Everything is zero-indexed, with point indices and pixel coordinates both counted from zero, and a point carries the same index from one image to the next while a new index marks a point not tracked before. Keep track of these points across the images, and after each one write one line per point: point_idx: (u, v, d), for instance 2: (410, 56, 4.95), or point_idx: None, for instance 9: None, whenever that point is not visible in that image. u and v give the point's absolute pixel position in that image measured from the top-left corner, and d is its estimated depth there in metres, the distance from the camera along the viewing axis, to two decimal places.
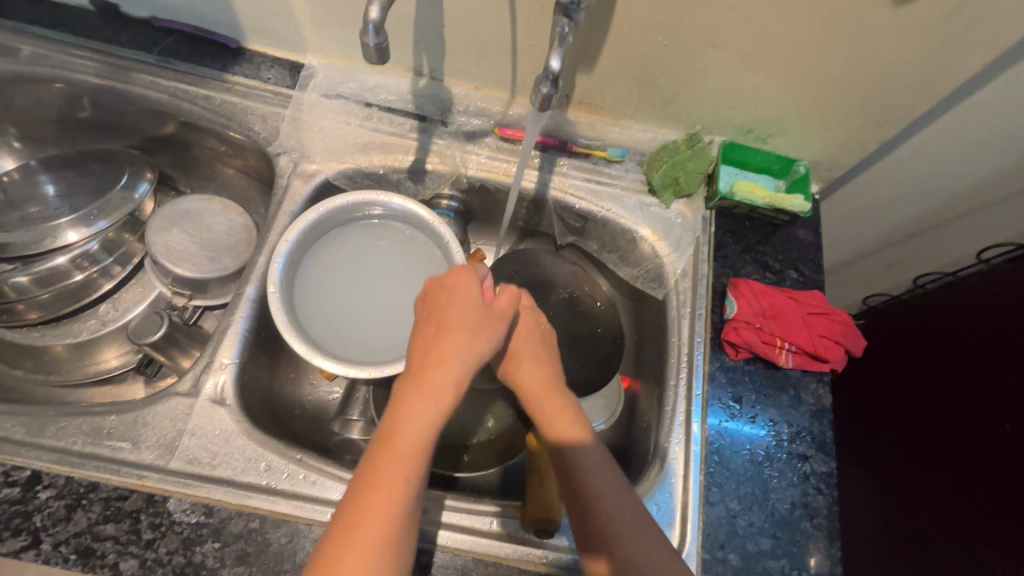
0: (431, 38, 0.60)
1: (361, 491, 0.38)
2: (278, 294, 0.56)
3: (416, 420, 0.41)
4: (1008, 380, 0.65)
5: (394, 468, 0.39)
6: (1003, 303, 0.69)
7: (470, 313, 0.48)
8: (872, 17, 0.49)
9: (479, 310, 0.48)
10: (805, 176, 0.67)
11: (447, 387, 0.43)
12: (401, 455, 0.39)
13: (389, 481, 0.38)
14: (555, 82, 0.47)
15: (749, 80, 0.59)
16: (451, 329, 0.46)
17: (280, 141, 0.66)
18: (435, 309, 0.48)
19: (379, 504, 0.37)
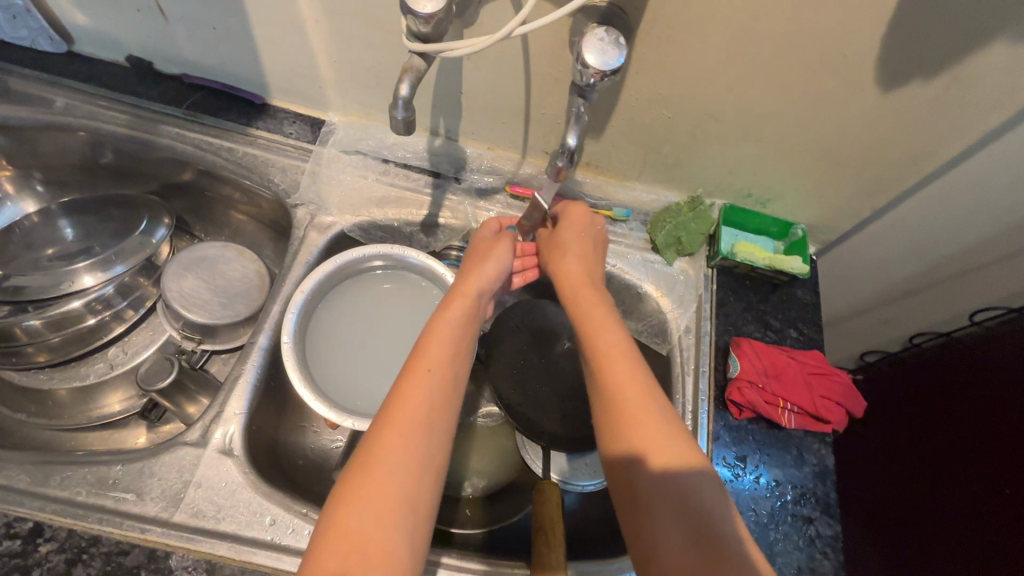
0: (449, 102, 0.64)
1: (402, 376, 0.45)
2: (291, 344, 0.57)
3: (440, 319, 0.50)
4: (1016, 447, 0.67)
5: (422, 357, 0.46)
6: (1011, 374, 0.72)
7: (491, 250, 0.58)
8: (860, 100, 0.53)
9: (488, 248, 0.58)
10: (803, 239, 0.70)
11: (470, 293, 0.53)
12: (429, 348, 0.47)
13: (419, 366, 0.46)
14: (571, 157, 0.50)
15: (748, 149, 0.62)
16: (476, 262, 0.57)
17: (299, 194, 0.69)
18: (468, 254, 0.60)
19: (413, 381, 0.45)
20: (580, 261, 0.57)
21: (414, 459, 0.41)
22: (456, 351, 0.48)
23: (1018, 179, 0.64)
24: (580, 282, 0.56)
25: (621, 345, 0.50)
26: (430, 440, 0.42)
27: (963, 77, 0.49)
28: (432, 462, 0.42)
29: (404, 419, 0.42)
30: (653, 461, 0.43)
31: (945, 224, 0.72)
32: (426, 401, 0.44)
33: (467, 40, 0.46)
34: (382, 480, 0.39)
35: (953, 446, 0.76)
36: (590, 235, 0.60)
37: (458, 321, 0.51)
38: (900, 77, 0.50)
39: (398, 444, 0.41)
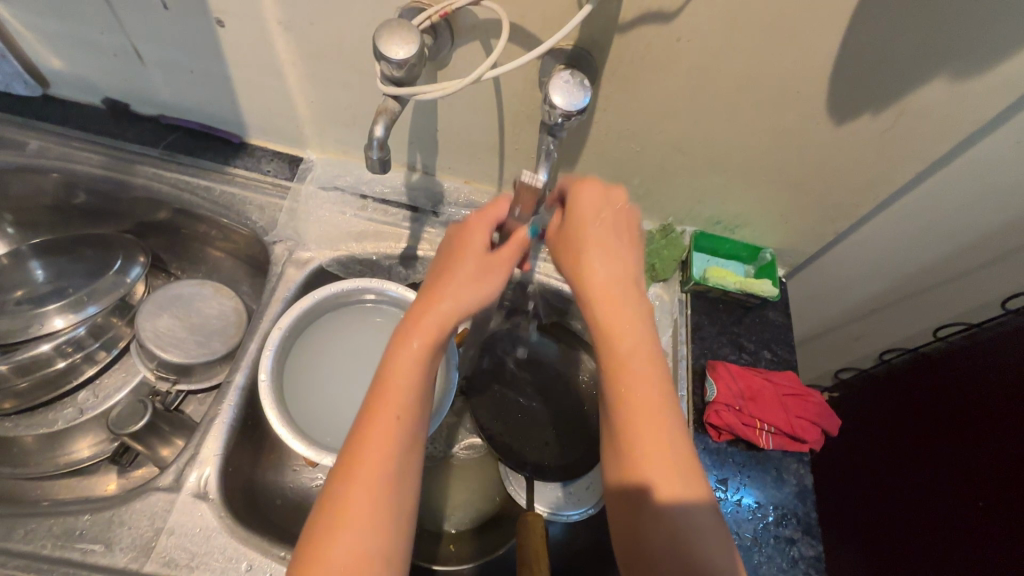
0: (425, 138, 0.65)
1: (365, 424, 0.42)
2: (268, 382, 0.57)
3: (406, 354, 0.45)
4: (992, 464, 0.68)
5: (387, 401, 0.43)
6: (979, 389, 0.72)
7: (475, 258, 0.49)
8: (817, 133, 0.56)
9: (471, 260, 0.48)
10: (772, 263, 0.72)
11: (444, 320, 0.46)
12: (395, 386, 0.44)
13: (385, 414, 0.42)
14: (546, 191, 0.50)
15: (715, 179, 0.65)
16: (454, 265, 0.48)
17: (277, 230, 0.69)
18: (445, 258, 0.50)
19: (375, 436, 0.42)
20: (600, 261, 0.48)
21: (385, 521, 0.40)
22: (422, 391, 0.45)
23: (966, 202, 0.68)
24: (598, 287, 0.47)
25: (631, 373, 0.45)
26: (399, 490, 0.41)
27: (909, 111, 0.52)
28: (400, 512, 0.41)
29: (369, 478, 0.40)
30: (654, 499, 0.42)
31: (902, 244, 0.76)
32: (389, 453, 0.41)
33: (439, 84, 0.48)
34: (349, 551, 0.38)
35: (927, 462, 0.77)
36: (608, 218, 0.49)
37: (425, 354, 0.45)
38: (852, 112, 0.53)
39: (365, 510, 0.39)
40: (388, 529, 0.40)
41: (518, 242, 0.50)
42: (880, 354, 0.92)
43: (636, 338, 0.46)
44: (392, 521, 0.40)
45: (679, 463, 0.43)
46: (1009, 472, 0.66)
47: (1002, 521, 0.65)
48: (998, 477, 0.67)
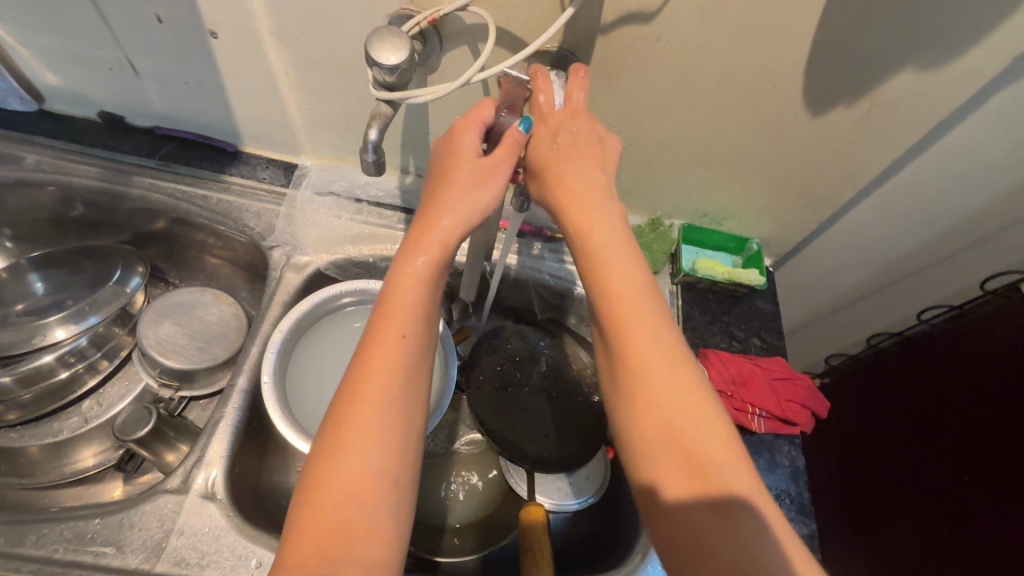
0: (417, 141, 0.67)
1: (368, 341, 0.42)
2: (271, 383, 0.59)
3: (406, 274, 0.44)
4: (968, 442, 0.72)
5: (389, 323, 0.42)
6: (955, 372, 0.76)
7: (467, 165, 0.46)
8: (796, 124, 0.58)
9: (464, 169, 0.46)
10: (758, 253, 0.75)
11: (440, 239, 0.45)
12: (395, 306, 0.43)
13: (387, 334, 0.42)
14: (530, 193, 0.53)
15: (700, 173, 0.67)
16: (449, 174, 0.46)
17: (274, 236, 0.70)
18: (438, 169, 0.48)
19: (377, 356, 0.41)
20: (583, 176, 0.46)
21: (390, 439, 0.39)
22: (424, 309, 0.44)
23: (944, 187, 0.70)
24: (586, 206, 0.46)
25: (621, 287, 0.44)
26: (404, 410, 0.41)
27: (880, 102, 0.54)
28: (404, 431, 0.40)
29: (372, 398, 0.40)
30: (655, 409, 0.41)
31: (884, 230, 0.78)
32: (392, 373, 0.41)
33: (429, 87, 0.49)
34: (354, 467, 0.38)
35: (921, 443, 0.80)
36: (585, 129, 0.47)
37: (425, 273, 0.44)
38: (827, 104, 0.55)
39: (369, 426, 0.39)
40: (392, 446, 0.39)
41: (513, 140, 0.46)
42: (868, 340, 0.93)
43: (625, 246, 0.45)
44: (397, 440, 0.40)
45: (682, 373, 0.42)
46: (1000, 449, 0.68)
47: (993, 496, 0.68)
48: (989, 454, 0.69)
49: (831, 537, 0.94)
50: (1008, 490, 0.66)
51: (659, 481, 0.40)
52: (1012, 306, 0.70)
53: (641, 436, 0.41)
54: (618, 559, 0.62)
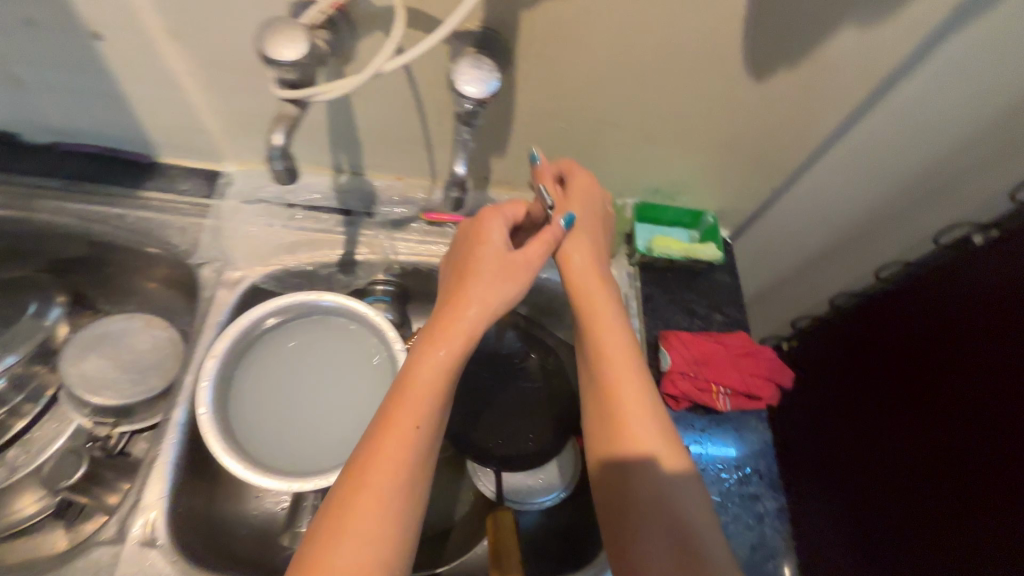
0: (346, 136, 0.62)
1: (387, 406, 0.45)
2: (209, 414, 0.55)
3: (427, 361, 0.47)
4: (930, 410, 0.75)
5: (406, 407, 0.44)
6: (918, 340, 0.78)
7: (496, 262, 0.51)
8: (737, 92, 0.56)
9: (496, 267, 0.51)
10: (714, 227, 0.73)
11: (464, 331, 0.48)
12: (415, 390, 0.45)
13: (402, 421, 0.44)
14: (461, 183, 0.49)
15: (646, 149, 0.64)
16: (475, 267, 0.51)
17: (201, 252, 0.65)
18: (462, 262, 0.53)
19: (391, 443, 0.43)
20: (588, 261, 0.55)
21: (389, 526, 0.40)
22: (440, 394, 0.46)
23: (896, 143, 0.69)
24: (589, 288, 0.54)
25: (607, 338, 0.52)
26: (411, 494, 0.42)
27: (822, 63, 0.52)
28: (404, 512, 0.41)
29: (380, 484, 0.41)
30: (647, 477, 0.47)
31: (838, 189, 0.77)
32: (404, 461, 0.42)
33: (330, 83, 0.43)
34: (354, 555, 0.38)
35: (884, 414, 0.83)
36: (590, 219, 0.57)
37: (445, 364, 0.47)
38: (769, 68, 0.53)
39: (376, 495, 0.41)
40: (394, 530, 0.40)
41: (541, 236, 0.53)
42: (831, 300, 0.93)
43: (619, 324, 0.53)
44: (398, 526, 0.41)
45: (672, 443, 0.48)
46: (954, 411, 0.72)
47: (954, 457, 0.71)
48: (945, 417, 0.73)
49: (809, 509, 0.96)
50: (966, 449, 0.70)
51: (633, 493, 0.46)
52: (955, 270, 0.72)
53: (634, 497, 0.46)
54: (590, 552, 0.63)
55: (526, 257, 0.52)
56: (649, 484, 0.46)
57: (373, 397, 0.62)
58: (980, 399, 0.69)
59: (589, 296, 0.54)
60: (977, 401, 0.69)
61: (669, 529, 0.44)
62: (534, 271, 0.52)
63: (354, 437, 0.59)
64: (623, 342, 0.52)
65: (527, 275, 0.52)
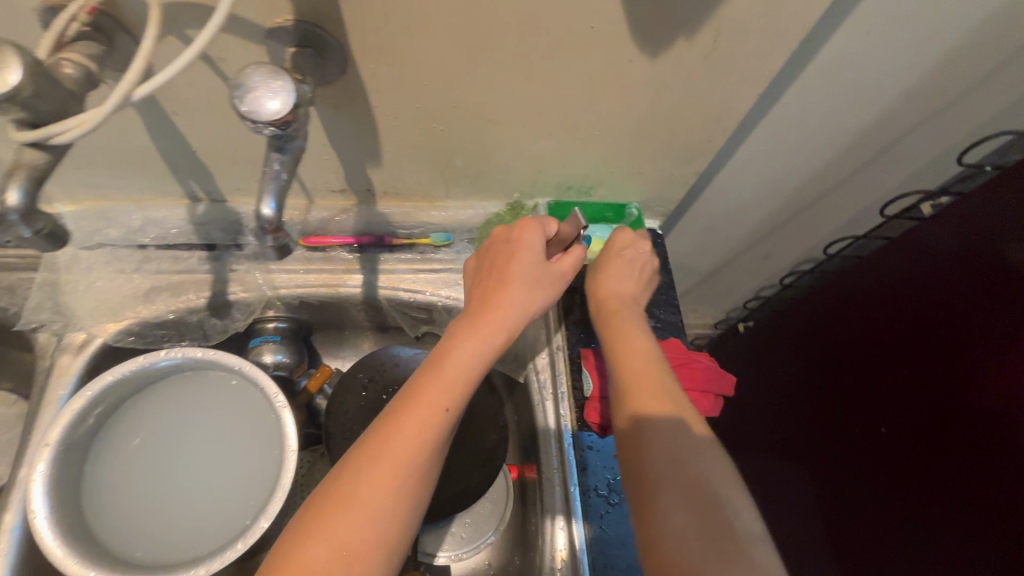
0: (187, 161, 0.52)
1: (406, 396, 0.41)
2: (45, 517, 0.46)
3: (459, 343, 0.43)
4: (904, 393, 0.69)
5: (436, 384, 0.41)
6: (893, 312, 0.71)
7: (535, 265, 0.48)
8: (633, 72, 0.47)
9: (536, 268, 0.48)
10: (639, 220, 0.66)
11: (503, 329, 0.45)
12: (448, 369, 0.42)
13: (433, 398, 0.40)
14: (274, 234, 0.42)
15: (544, 144, 0.56)
16: (516, 262, 0.48)
17: (31, 314, 0.55)
18: (500, 252, 0.50)
19: (415, 419, 0.39)
20: (619, 280, 0.58)
21: (398, 506, 0.37)
22: (471, 382, 0.43)
23: (831, 107, 0.61)
24: (605, 298, 0.57)
25: (623, 331, 0.53)
26: (425, 479, 0.39)
27: (726, 27, 0.43)
28: (415, 488, 0.38)
29: (398, 458, 0.38)
30: (658, 441, 0.44)
31: (775, 160, 0.69)
32: (425, 443, 0.39)
33: (79, 115, 0.33)
34: (358, 523, 0.36)
35: (851, 392, 0.78)
36: (634, 259, 0.60)
37: (479, 356, 0.43)
38: (663, 39, 0.44)
39: (393, 473, 0.37)
40: (402, 508, 0.37)
41: (575, 253, 0.51)
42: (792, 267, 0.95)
43: (636, 323, 0.54)
44: (407, 508, 0.38)
45: (692, 419, 0.46)
46: (935, 394, 0.64)
47: (936, 442, 0.64)
48: (922, 395, 0.66)
49: (793, 491, 0.91)
50: (950, 432, 0.62)
51: (655, 443, 0.44)
52: (921, 230, 0.67)
53: (652, 462, 0.43)
54: None
55: (562, 268, 0.50)
56: (666, 450, 0.43)
57: (261, 462, 0.53)
58: (955, 376, 0.62)
59: (601, 306, 0.57)
60: (957, 380, 0.61)
61: (682, 473, 0.42)
62: (565, 286, 0.51)
63: (238, 515, 0.51)
64: (643, 342, 0.52)
65: (556, 291, 0.50)
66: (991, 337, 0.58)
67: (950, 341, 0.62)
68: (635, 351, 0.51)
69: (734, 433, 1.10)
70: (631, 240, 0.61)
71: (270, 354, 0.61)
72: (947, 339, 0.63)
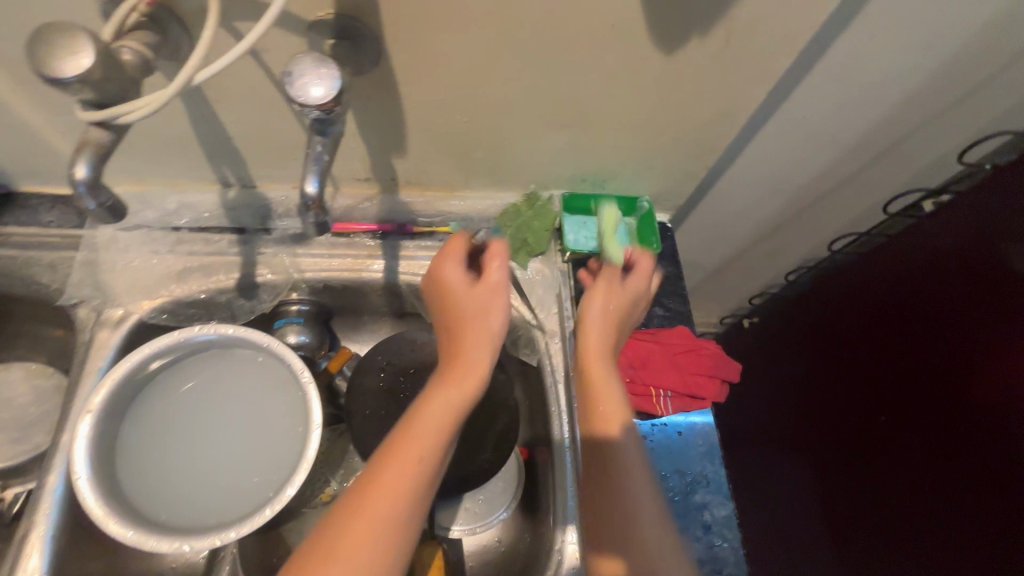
0: (224, 148, 0.55)
1: (381, 457, 0.41)
2: (86, 479, 0.48)
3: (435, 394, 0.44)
4: (901, 382, 0.71)
5: (413, 435, 0.42)
6: (891, 304, 0.73)
7: (476, 301, 0.50)
8: (649, 69, 0.49)
9: (478, 305, 0.49)
10: (650, 213, 0.68)
11: (471, 373, 0.46)
12: (423, 420, 0.43)
13: (410, 449, 0.41)
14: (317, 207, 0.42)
15: (561, 137, 0.58)
16: (464, 305, 0.50)
17: (73, 290, 0.58)
18: (451, 293, 0.51)
19: (393, 470, 0.40)
20: (604, 314, 0.57)
21: (381, 555, 0.37)
22: (451, 431, 0.43)
23: (837, 107, 0.63)
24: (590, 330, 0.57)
25: (594, 373, 0.54)
26: (409, 528, 0.39)
27: (738, 27, 0.46)
28: (398, 538, 0.38)
29: (379, 511, 0.38)
30: (616, 505, 0.45)
31: (783, 158, 0.72)
32: (405, 491, 0.39)
33: (143, 98, 0.36)
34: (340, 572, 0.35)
35: (851, 382, 0.80)
36: (623, 295, 0.58)
37: (452, 404, 0.44)
38: (678, 38, 0.46)
39: (375, 523, 0.38)
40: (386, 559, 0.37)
41: (497, 269, 0.51)
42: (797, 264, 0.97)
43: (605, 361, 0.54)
44: (393, 556, 0.38)
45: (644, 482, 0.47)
46: (931, 383, 0.67)
47: (933, 429, 0.66)
48: (921, 386, 0.68)
49: (793, 480, 0.93)
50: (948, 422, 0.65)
51: (619, 505, 0.45)
52: (922, 225, 0.69)
53: (612, 529, 0.45)
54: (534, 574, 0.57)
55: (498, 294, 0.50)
56: (625, 516, 0.45)
57: (285, 433, 0.55)
58: (955, 368, 0.64)
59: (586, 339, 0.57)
60: (952, 370, 0.64)
61: (643, 545, 0.43)
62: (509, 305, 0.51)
63: (263, 481, 0.53)
64: (611, 389, 0.52)
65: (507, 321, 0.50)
66: (987, 328, 0.60)
67: (952, 334, 0.64)
68: (603, 396, 0.52)
69: (736, 427, 1.12)
70: (643, 272, 0.60)
71: (294, 335, 0.64)
72: (949, 332, 0.65)
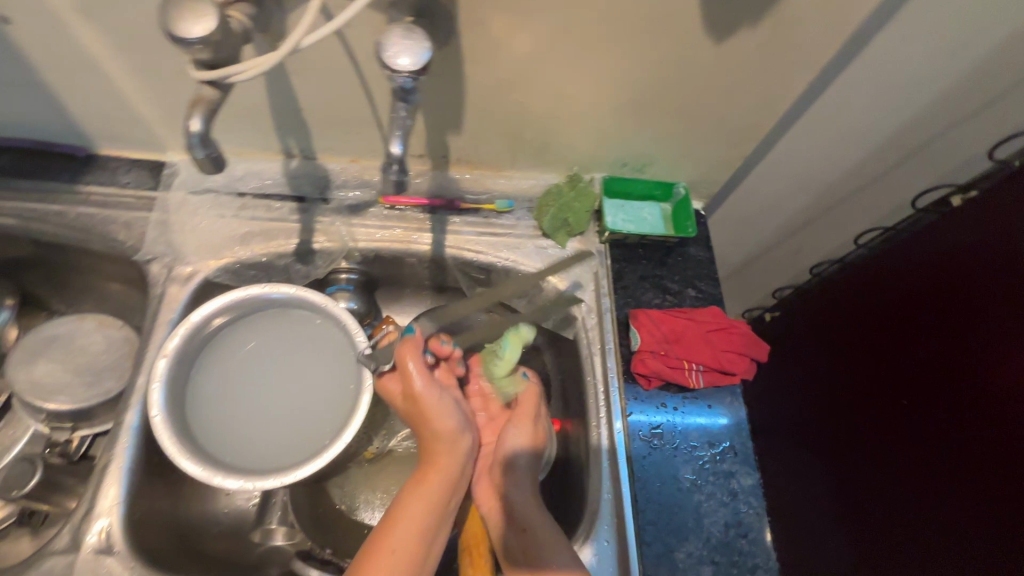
0: (293, 119, 0.59)
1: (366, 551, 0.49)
2: (162, 418, 0.52)
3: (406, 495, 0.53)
4: (919, 369, 0.73)
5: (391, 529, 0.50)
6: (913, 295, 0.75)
7: (418, 408, 0.57)
8: (698, 56, 0.53)
9: (422, 414, 0.56)
10: (686, 198, 0.70)
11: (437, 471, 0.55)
12: (397, 517, 0.51)
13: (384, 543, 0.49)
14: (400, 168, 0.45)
15: (608, 121, 0.61)
16: (416, 413, 0.57)
17: (147, 247, 0.62)
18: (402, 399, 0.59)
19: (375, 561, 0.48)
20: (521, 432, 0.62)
21: None
22: (423, 522, 0.52)
23: (871, 103, 0.66)
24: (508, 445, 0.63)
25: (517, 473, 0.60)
26: None
27: (787, 18, 0.49)
28: None
29: None
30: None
31: (815, 152, 0.74)
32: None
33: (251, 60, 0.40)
34: None
35: (870, 371, 0.82)
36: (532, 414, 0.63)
37: (418, 501, 0.52)
38: (729, 27, 0.49)
39: None
40: None
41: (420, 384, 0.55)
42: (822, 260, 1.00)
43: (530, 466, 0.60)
44: None
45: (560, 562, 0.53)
46: (949, 368, 0.69)
47: (947, 413, 0.69)
48: (940, 371, 0.70)
49: (798, 468, 0.94)
50: (965, 405, 0.67)
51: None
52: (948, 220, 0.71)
53: None
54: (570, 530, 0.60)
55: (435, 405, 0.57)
56: None
57: (338, 391, 0.59)
58: (975, 354, 0.66)
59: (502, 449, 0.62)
60: (970, 356, 0.66)
61: None
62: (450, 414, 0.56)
63: (318, 433, 0.57)
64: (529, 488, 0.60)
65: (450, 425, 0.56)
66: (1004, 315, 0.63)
67: (975, 322, 0.66)
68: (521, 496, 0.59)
69: (753, 419, 1.15)
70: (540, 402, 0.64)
71: (344, 301, 0.68)
72: (972, 318, 0.67)
